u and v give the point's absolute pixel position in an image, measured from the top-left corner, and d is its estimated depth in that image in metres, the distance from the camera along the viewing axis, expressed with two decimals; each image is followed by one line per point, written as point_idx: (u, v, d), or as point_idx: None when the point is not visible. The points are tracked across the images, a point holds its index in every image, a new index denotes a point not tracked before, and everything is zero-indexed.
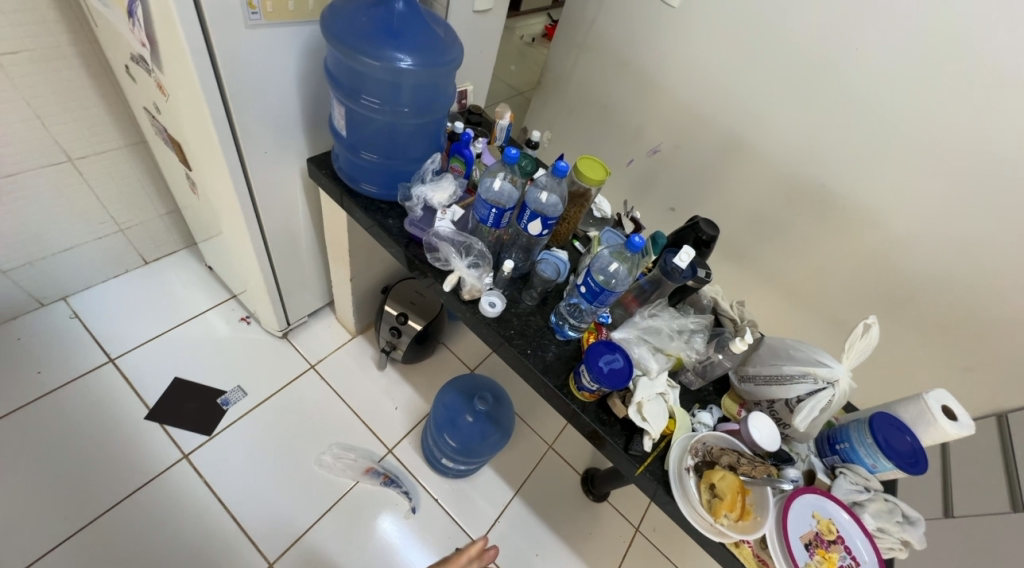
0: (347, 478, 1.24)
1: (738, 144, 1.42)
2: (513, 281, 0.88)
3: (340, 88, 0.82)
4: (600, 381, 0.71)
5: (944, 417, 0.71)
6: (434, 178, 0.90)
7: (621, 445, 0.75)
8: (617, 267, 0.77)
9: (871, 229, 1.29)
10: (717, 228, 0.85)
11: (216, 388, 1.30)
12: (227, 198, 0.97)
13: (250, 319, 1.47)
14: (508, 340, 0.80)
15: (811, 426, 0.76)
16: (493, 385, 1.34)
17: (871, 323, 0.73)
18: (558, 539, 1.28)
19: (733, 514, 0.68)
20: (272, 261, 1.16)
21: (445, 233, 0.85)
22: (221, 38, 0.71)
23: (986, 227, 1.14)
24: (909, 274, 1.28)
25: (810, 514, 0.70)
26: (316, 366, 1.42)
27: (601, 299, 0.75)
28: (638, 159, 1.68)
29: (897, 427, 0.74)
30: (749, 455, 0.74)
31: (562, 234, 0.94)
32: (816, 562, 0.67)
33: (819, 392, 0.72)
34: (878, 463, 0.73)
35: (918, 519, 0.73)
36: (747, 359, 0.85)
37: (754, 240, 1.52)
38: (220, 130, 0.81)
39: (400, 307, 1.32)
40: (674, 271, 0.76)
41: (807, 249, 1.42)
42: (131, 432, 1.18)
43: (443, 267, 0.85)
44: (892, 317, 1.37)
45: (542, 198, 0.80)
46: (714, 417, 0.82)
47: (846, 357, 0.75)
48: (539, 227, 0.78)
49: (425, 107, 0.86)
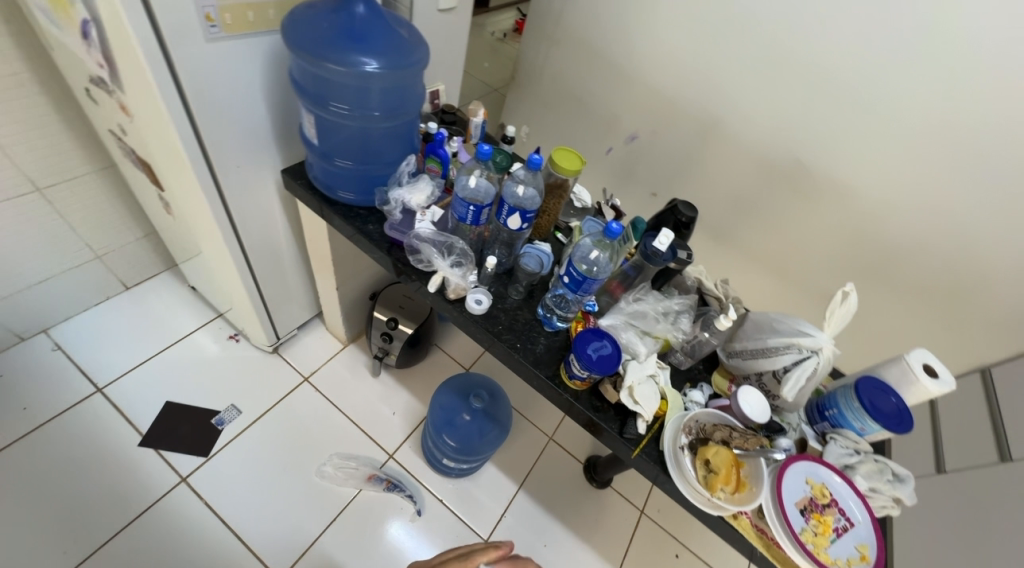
0: (350, 487, 1.24)
1: (713, 125, 1.44)
2: (498, 277, 0.88)
3: (308, 97, 0.80)
4: (590, 368, 0.72)
5: (925, 376, 0.73)
6: (410, 181, 0.89)
7: (616, 430, 0.76)
8: (598, 255, 0.78)
9: (849, 199, 1.31)
10: (695, 210, 0.87)
11: (209, 409, 1.29)
12: (202, 215, 0.96)
13: (238, 337, 1.45)
14: (497, 336, 0.81)
15: (798, 396, 0.77)
16: (488, 382, 1.34)
17: (849, 291, 0.74)
18: (565, 529, 1.29)
19: (729, 487, 0.70)
20: (255, 275, 1.14)
21: (426, 234, 0.85)
22: (181, 54, 0.70)
23: (959, 189, 1.16)
24: (887, 239, 1.31)
25: (804, 480, 0.72)
26: (309, 378, 1.41)
27: (585, 288, 0.76)
28: (616, 147, 1.69)
29: (882, 389, 0.75)
30: (740, 428, 0.75)
31: (544, 226, 0.94)
32: (812, 527, 0.68)
33: (804, 361, 0.74)
34: (865, 426, 0.75)
35: (906, 477, 0.75)
36: (733, 336, 0.87)
37: (736, 219, 1.54)
38: (189, 147, 0.80)
39: (390, 312, 1.31)
40: (655, 255, 0.77)
41: (787, 224, 1.45)
42: (126, 460, 1.17)
43: (426, 268, 0.85)
44: (873, 284, 1.40)
45: (519, 192, 0.80)
46: (705, 395, 0.84)
47: (828, 325, 0.76)
48: (518, 222, 0.78)
49: (395, 111, 0.85)
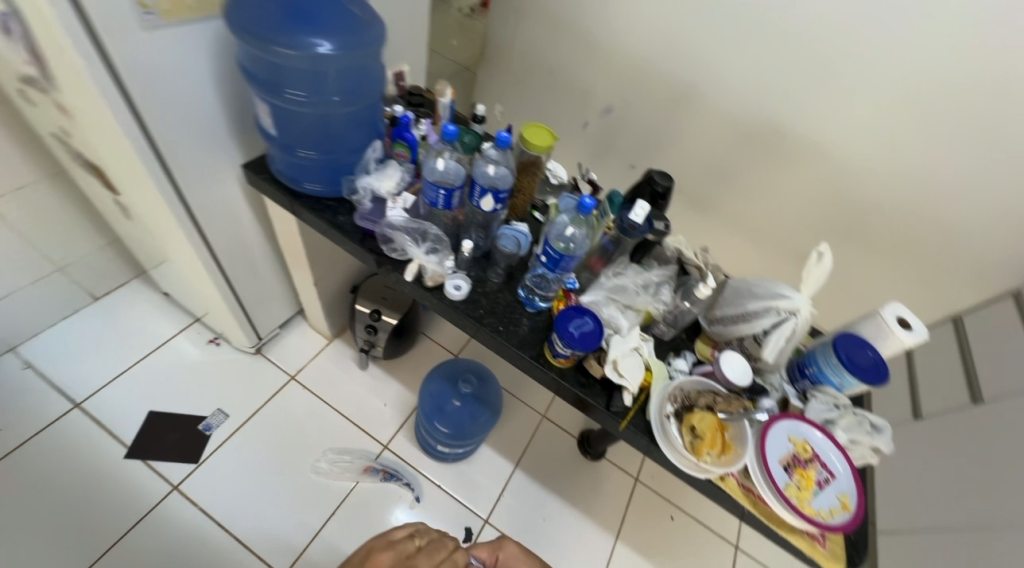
0: (347, 480, 1.24)
1: (687, 92, 1.42)
2: (476, 261, 0.87)
3: (260, 85, 0.75)
4: (573, 346, 0.73)
5: (899, 327, 0.75)
6: (378, 168, 0.86)
7: (603, 404, 0.77)
8: (574, 231, 0.77)
9: (823, 158, 1.32)
10: (671, 180, 0.87)
11: (195, 415, 1.26)
12: (163, 218, 0.92)
13: (219, 340, 1.41)
14: (479, 320, 0.80)
15: (779, 356, 0.79)
16: (476, 366, 1.35)
17: (823, 251, 0.75)
18: (563, 502, 1.32)
19: (715, 450, 0.72)
20: (227, 276, 1.11)
21: (398, 222, 0.82)
22: (116, 46, 0.66)
23: (927, 141, 1.18)
24: (861, 196, 1.33)
25: (787, 438, 0.74)
26: (296, 377, 1.39)
27: (563, 266, 0.76)
28: (592, 121, 1.66)
29: (859, 343, 0.77)
30: (724, 393, 0.77)
31: (520, 206, 0.92)
32: (795, 482, 0.71)
33: (782, 323, 0.75)
34: (844, 380, 0.77)
35: (883, 427, 0.77)
36: (714, 302, 0.87)
37: (714, 185, 1.53)
38: (138, 146, 0.76)
39: (372, 303, 1.29)
40: (631, 228, 0.76)
41: (764, 188, 1.46)
42: (113, 474, 1.15)
43: (401, 257, 0.83)
44: (850, 242, 1.42)
45: (490, 171, 0.77)
46: (689, 362, 0.85)
47: (805, 286, 0.77)
48: (492, 203, 0.76)
49: (355, 94, 0.81)
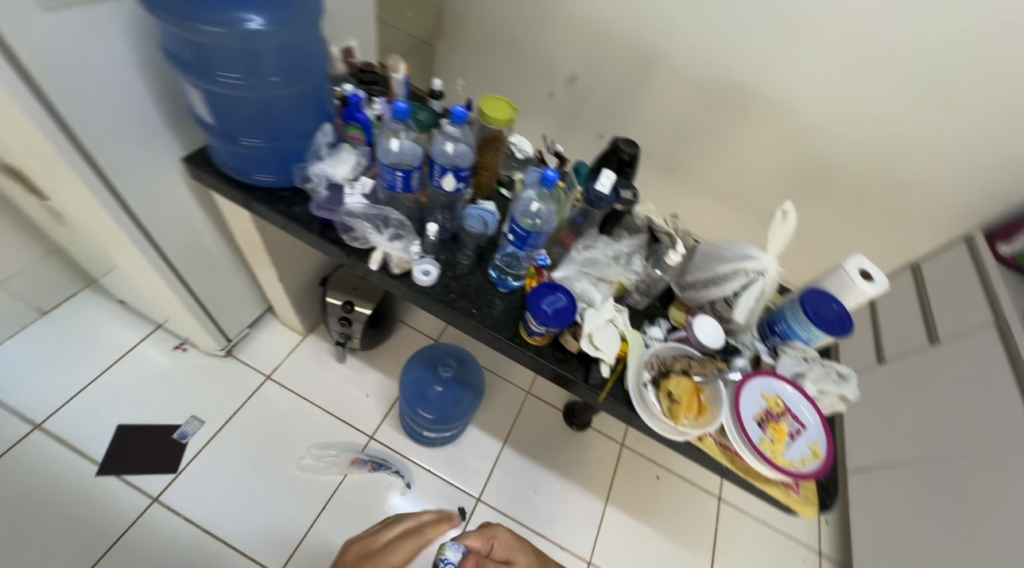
0: (335, 474, 1.23)
1: (650, 55, 1.39)
2: (443, 244, 0.84)
3: (188, 69, 0.69)
4: (547, 323, 0.72)
5: (861, 279, 0.78)
6: (331, 153, 0.81)
7: (581, 378, 0.77)
8: (540, 207, 0.75)
9: (785, 116, 1.33)
10: (636, 146, 0.85)
11: (169, 425, 1.22)
12: (101, 221, 0.85)
13: (185, 345, 1.35)
14: (451, 304, 0.78)
15: (750, 317, 0.80)
16: (456, 349, 1.34)
17: (787, 209, 0.75)
18: (553, 473, 1.35)
19: (692, 413, 0.73)
20: (184, 278, 1.05)
21: (357, 210, 0.78)
22: (15, 31, 0.59)
23: (880, 93, 1.21)
24: (823, 152, 1.36)
25: (760, 395, 0.76)
26: (272, 376, 1.35)
27: (531, 243, 0.74)
28: (557, 91, 1.61)
29: (825, 297, 0.79)
30: (698, 356, 0.78)
31: (485, 184, 0.90)
32: (769, 436, 0.73)
33: (751, 284, 0.76)
34: (811, 334, 0.80)
35: (849, 375, 0.80)
36: (685, 268, 0.88)
37: (682, 150, 1.53)
38: (59, 144, 0.70)
39: (343, 295, 1.25)
40: (598, 199, 0.75)
41: (731, 150, 1.46)
42: (86, 492, 1.10)
43: (363, 245, 0.80)
44: (815, 199, 1.45)
45: (448, 149, 0.74)
46: (664, 329, 0.85)
47: (771, 245, 0.77)
48: (453, 181, 0.74)
49: (296, 74, 0.75)
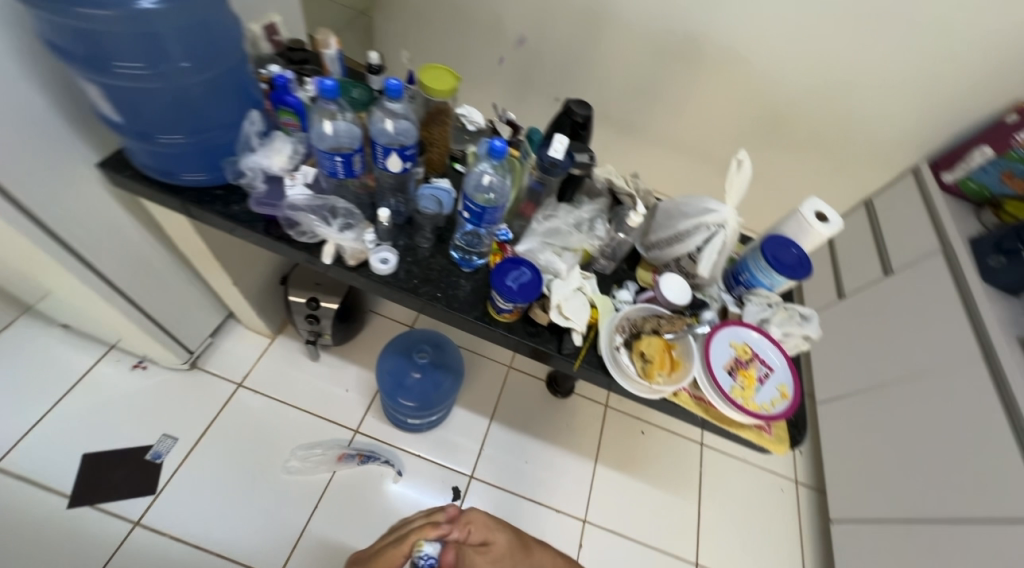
0: (324, 471, 1.22)
1: (598, 9, 1.34)
2: (399, 229, 0.81)
3: (78, 62, 0.61)
4: (514, 300, 0.71)
5: (816, 221, 0.79)
6: (263, 143, 0.76)
7: (555, 349, 0.77)
8: (492, 179, 0.72)
9: (738, 63, 1.32)
10: (588, 107, 0.83)
11: (140, 446, 1.17)
12: (17, 242, 0.77)
13: (145, 363, 1.28)
14: (414, 291, 0.76)
15: (714, 270, 0.81)
16: (430, 334, 1.33)
17: (742, 159, 0.75)
18: (542, 441, 1.38)
19: (665, 370, 0.75)
20: (127, 293, 0.98)
21: (300, 202, 0.74)
22: None
23: (826, 32, 1.21)
24: (776, 97, 1.36)
25: (728, 344, 0.78)
26: (244, 383, 1.30)
27: (488, 219, 0.72)
28: (508, 56, 1.54)
29: (784, 243, 0.80)
30: (667, 314, 0.79)
31: (437, 161, 0.85)
32: (739, 382, 0.75)
33: (713, 237, 0.76)
34: (773, 280, 0.81)
35: (811, 315, 0.82)
36: (648, 228, 0.87)
37: (640, 108, 1.50)
38: None
39: (306, 292, 1.21)
40: (553, 166, 0.72)
41: (688, 102, 1.44)
42: (59, 527, 1.06)
43: (312, 239, 0.75)
44: (772, 145, 1.47)
45: (389, 128, 0.70)
46: (633, 291, 0.85)
47: (729, 196, 0.77)
48: (399, 162, 0.69)
49: (207, 58, 0.67)
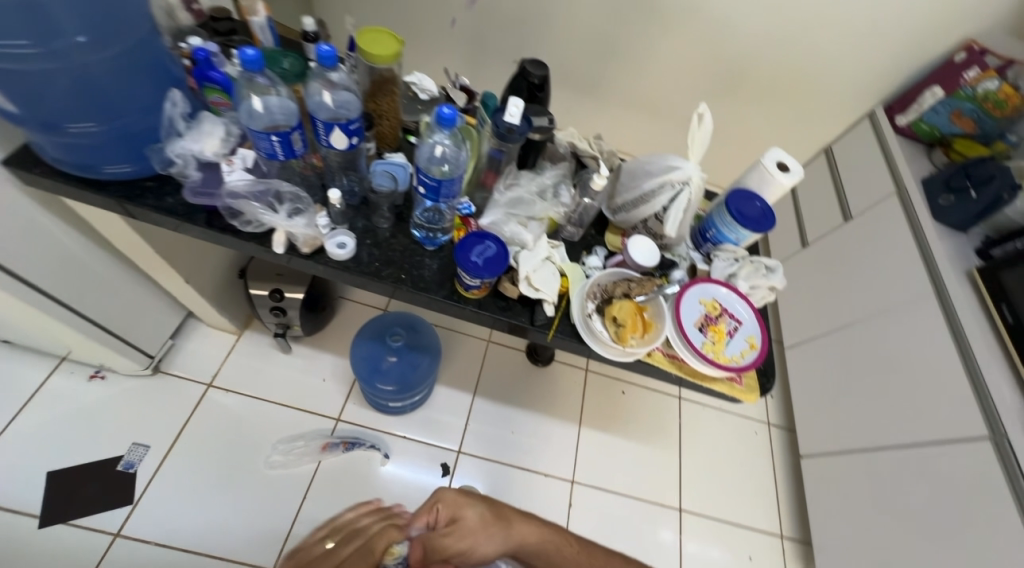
0: (309, 463, 1.20)
1: None
2: (354, 211, 0.77)
3: None
4: (481, 275, 0.68)
5: (778, 172, 0.79)
6: (191, 126, 0.69)
7: (528, 321, 0.76)
8: (444, 150, 0.68)
9: (697, 13, 1.28)
10: (544, 67, 0.79)
11: (109, 458, 1.12)
12: None
13: (102, 372, 1.22)
14: (377, 275, 0.72)
15: (680, 229, 0.81)
16: (403, 316, 1.31)
17: (703, 112, 0.73)
18: (526, 410, 1.40)
19: (638, 333, 0.74)
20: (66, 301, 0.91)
21: (241, 188, 0.68)
22: None
23: None
24: (737, 47, 1.33)
25: (698, 302, 0.78)
26: (214, 383, 1.26)
27: (445, 193, 0.68)
28: (460, 17, 1.45)
29: (748, 196, 0.80)
30: (637, 277, 0.78)
31: (389, 134, 0.80)
32: (710, 338, 0.77)
33: (679, 195, 0.75)
34: (739, 235, 0.82)
35: (776, 266, 0.84)
36: (613, 191, 0.86)
37: (601, 67, 1.45)
38: None
39: (268, 284, 1.15)
40: (510, 132, 0.68)
41: (650, 57, 1.40)
42: (33, 549, 1.01)
43: (258, 229, 0.71)
44: (734, 98, 1.45)
45: (328, 101, 0.65)
46: (602, 257, 0.84)
47: (693, 151, 0.76)
48: (343, 138, 0.65)
49: (107, 31, 0.60)
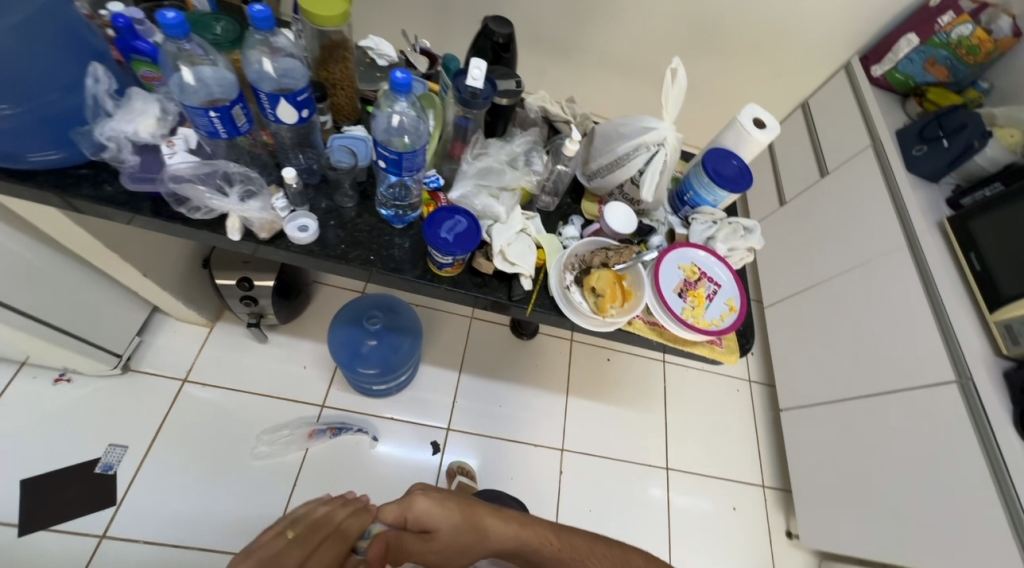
0: (296, 451, 1.19)
1: None
2: (314, 191, 0.72)
3: None
4: (453, 252, 0.65)
5: (755, 128, 0.77)
6: (120, 105, 0.63)
7: (505, 296, 0.74)
8: (402, 119, 0.63)
9: None
10: (508, 25, 0.74)
11: (85, 462, 1.09)
12: None
13: (68, 375, 1.16)
14: (343, 257, 0.69)
15: (657, 193, 0.79)
16: (379, 299, 1.27)
17: (676, 67, 0.70)
18: (513, 384, 1.40)
19: (618, 302, 0.73)
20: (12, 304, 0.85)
21: (184, 171, 0.63)
22: None
23: None
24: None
25: (677, 268, 0.77)
26: (189, 378, 1.22)
27: (408, 165, 0.64)
28: None
29: (724, 155, 0.79)
30: (615, 245, 0.76)
31: (346, 106, 0.76)
32: (690, 303, 0.76)
33: (654, 157, 0.73)
34: (717, 197, 0.80)
35: (753, 227, 0.83)
36: (588, 155, 0.82)
37: (573, 24, 1.38)
38: None
39: (235, 273, 1.09)
40: (473, 97, 0.63)
41: (622, 13, 1.33)
42: (14, 558, 0.99)
43: (209, 214, 0.66)
44: (711, 54, 1.40)
45: (269, 69, 0.59)
46: (579, 226, 0.82)
47: (667, 110, 0.73)
48: (291, 111, 0.59)
49: None
